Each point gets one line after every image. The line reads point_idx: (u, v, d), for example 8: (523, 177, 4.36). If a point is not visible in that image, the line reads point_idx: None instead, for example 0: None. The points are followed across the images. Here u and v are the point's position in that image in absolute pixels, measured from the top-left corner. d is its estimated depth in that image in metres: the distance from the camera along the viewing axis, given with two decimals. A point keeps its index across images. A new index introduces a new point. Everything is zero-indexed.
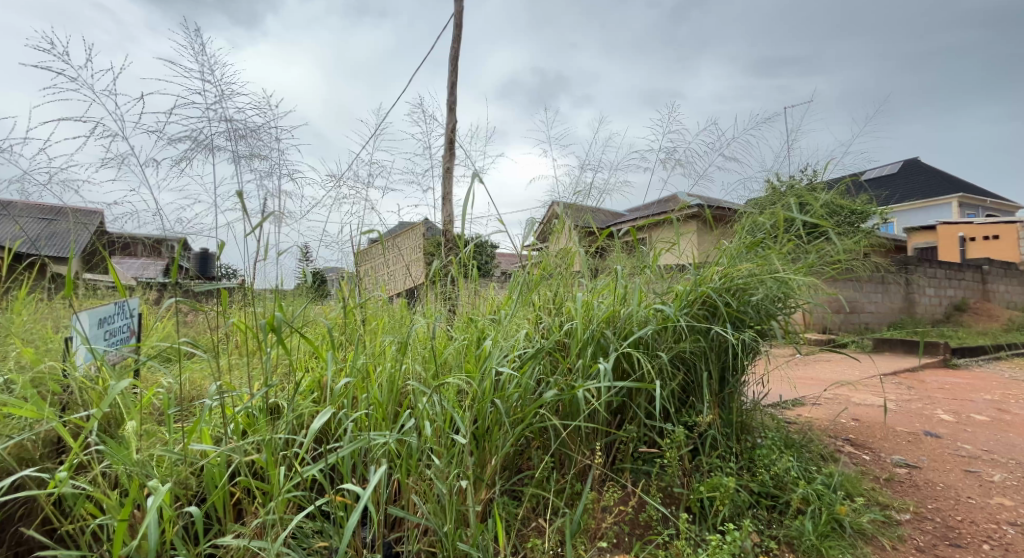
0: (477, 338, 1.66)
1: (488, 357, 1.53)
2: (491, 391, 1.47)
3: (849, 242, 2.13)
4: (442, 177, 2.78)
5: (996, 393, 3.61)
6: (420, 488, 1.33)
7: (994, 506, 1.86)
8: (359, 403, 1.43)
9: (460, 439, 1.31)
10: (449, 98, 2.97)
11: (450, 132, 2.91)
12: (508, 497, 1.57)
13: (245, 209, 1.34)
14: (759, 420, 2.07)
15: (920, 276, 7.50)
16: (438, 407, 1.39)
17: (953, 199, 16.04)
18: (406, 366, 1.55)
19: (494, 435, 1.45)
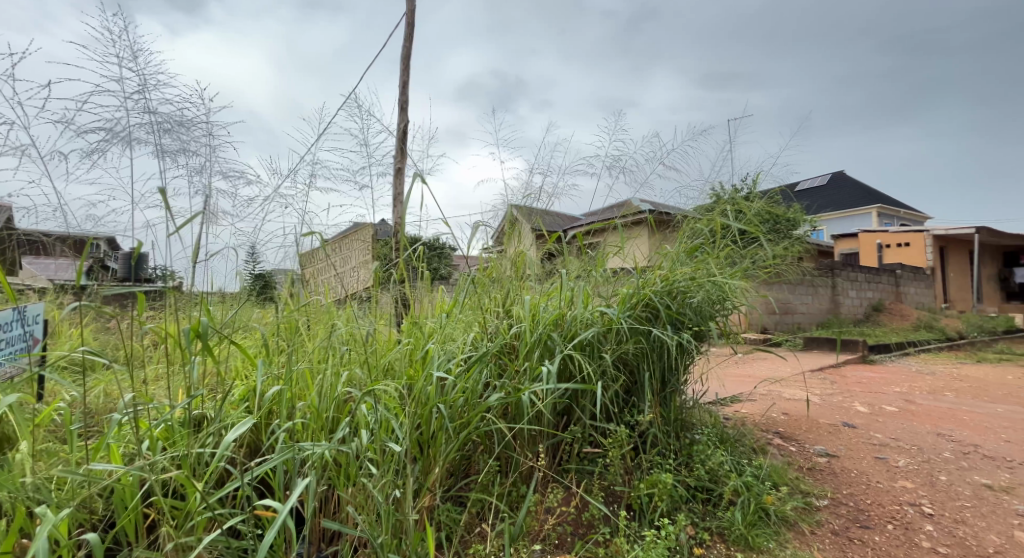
0: (422, 341, 1.64)
1: (432, 361, 1.52)
2: (436, 396, 1.46)
3: (779, 247, 2.27)
4: (392, 177, 2.75)
5: (905, 385, 3.94)
6: (356, 500, 1.29)
7: (899, 489, 2.03)
8: (294, 411, 1.38)
9: (397, 446, 1.28)
10: (400, 99, 2.94)
11: (401, 132, 2.87)
12: (452, 503, 1.57)
13: (168, 208, 1.27)
14: (696, 416, 2.16)
15: (844, 279, 8.07)
16: (377, 414, 1.37)
17: (872, 208, 17.37)
18: (347, 371, 1.52)
19: (437, 441, 1.44)
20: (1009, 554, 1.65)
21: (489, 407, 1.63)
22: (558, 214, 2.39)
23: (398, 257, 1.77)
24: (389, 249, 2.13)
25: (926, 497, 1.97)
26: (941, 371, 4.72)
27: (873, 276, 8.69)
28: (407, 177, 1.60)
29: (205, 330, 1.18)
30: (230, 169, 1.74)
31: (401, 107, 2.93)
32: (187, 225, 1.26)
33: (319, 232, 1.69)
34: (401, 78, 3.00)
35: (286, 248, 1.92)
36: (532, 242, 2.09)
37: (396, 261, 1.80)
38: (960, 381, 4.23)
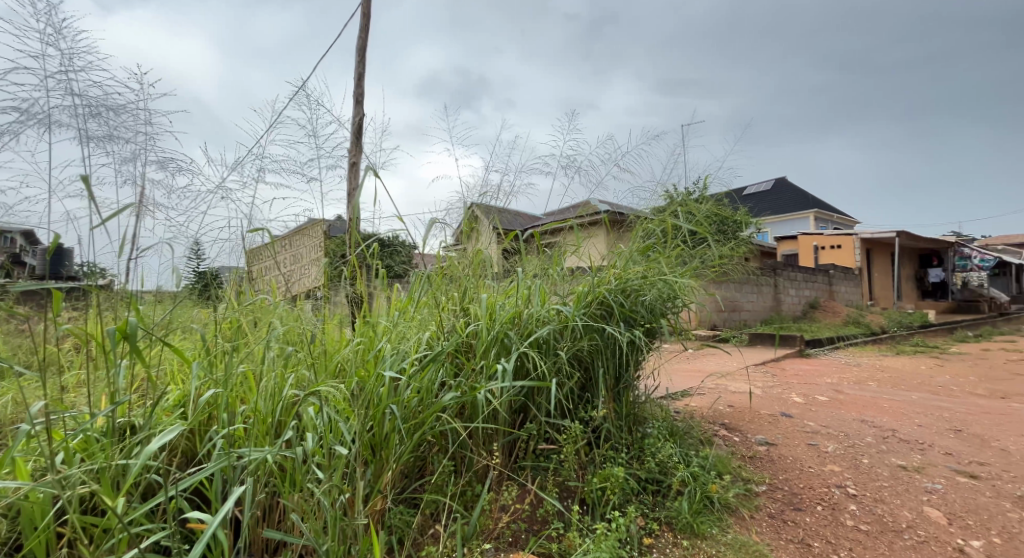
0: (375, 340, 1.63)
1: (383, 361, 1.51)
2: (388, 397, 1.45)
3: (725, 247, 2.39)
4: (347, 172, 2.71)
5: (836, 377, 4.23)
6: (302, 506, 1.27)
7: (828, 472, 2.19)
8: (235, 416, 1.35)
9: (344, 450, 1.27)
10: (355, 91, 2.90)
11: (357, 126, 2.83)
12: (405, 505, 1.57)
13: (93, 200, 1.20)
14: (648, 411, 2.25)
15: (785, 278, 8.53)
16: (324, 417, 1.34)
17: (811, 212, 18.40)
18: (294, 372, 1.49)
19: (389, 443, 1.43)
20: (921, 528, 1.81)
21: (445, 407, 1.64)
22: (518, 212, 2.42)
23: (351, 253, 1.74)
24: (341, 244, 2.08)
25: (851, 479, 2.13)
26: (867, 363, 5.10)
27: (811, 276, 9.23)
28: (361, 171, 1.58)
29: (131, 331, 1.12)
30: (166, 159, 1.66)
31: (356, 100, 2.88)
32: (114, 217, 1.20)
33: (266, 229, 1.66)
34: (356, 69, 2.96)
35: (233, 245, 1.84)
36: (496, 241, 2.13)
37: (351, 258, 1.77)
38: (885, 372, 4.57)
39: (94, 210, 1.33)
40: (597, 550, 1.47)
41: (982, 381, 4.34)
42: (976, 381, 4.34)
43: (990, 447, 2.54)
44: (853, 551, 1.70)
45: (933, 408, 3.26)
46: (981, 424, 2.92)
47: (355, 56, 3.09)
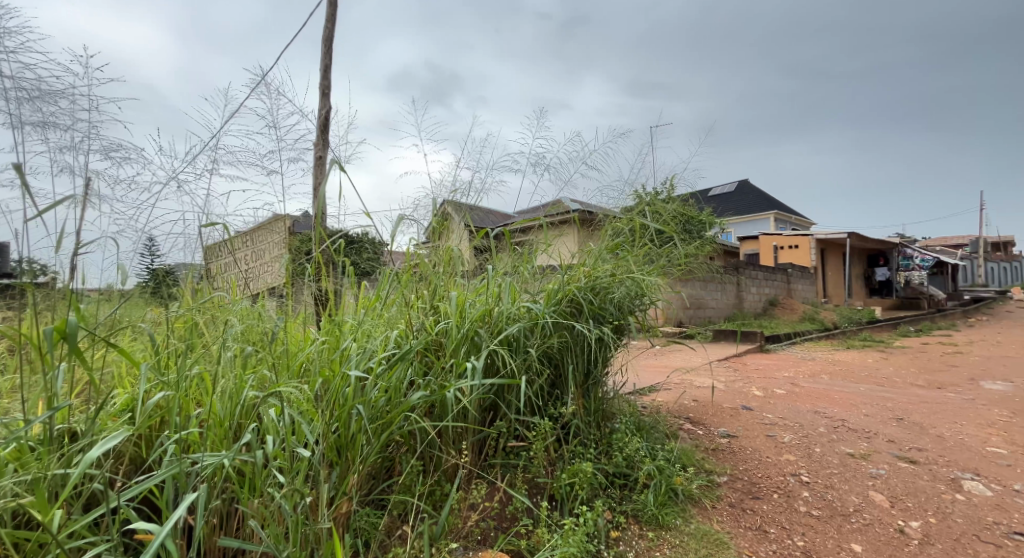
0: (341, 339, 1.62)
1: (349, 360, 1.49)
2: (354, 397, 1.44)
3: (690, 246, 2.47)
4: (314, 167, 2.67)
5: (793, 370, 4.42)
6: (261, 512, 1.25)
7: (784, 462, 2.30)
8: (189, 420, 1.31)
9: (306, 451, 1.25)
10: (322, 83, 2.86)
11: (324, 119, 2.80)
12: (372, 507, 1.55)
13: (26, 190, 1.12)
14: (616, 406, 2.31)
15: (747, 276, 8.82)
16: (286, 418, 1.32)
17: (772, 213, 19.05)
18: (254, 373, 1.45)
19: (355, 444, 1.42)
20: (867, 512, 1.92)
21: (413, 406, 1.63)
22: (490, 210, 2.44)
23: (317, 249, 1.71)
24: (307, 239, 2.05)
25: (805, 468, 2.24)
26: (821, 357, 5.34)
27: (771, 274, 9.57)
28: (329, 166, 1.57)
29: (71, 331, 1.07)
30: (111, 146, 1.57)
31: (324, 94, 2.84)
32: (51, 209, 1.14)
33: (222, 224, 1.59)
34: (322, 61, 2.91)
35: (191, 241, 1.77)
36: (467, 238, 2.14)
37: (318, 255, 1.75)
38: (837, 365, 4.80)
39: (29, 201, 1.24)
40: (564, 545, 1.50)
41: (924, 373, 4.62)
42: (918, 372, 4.62)
43: (928, 434, 2.72)
44: (806, 535, 1.79)
45: (879, 398, 3.46)
46: (922, 413, 3.11)
47: (322, 47, 3.05)
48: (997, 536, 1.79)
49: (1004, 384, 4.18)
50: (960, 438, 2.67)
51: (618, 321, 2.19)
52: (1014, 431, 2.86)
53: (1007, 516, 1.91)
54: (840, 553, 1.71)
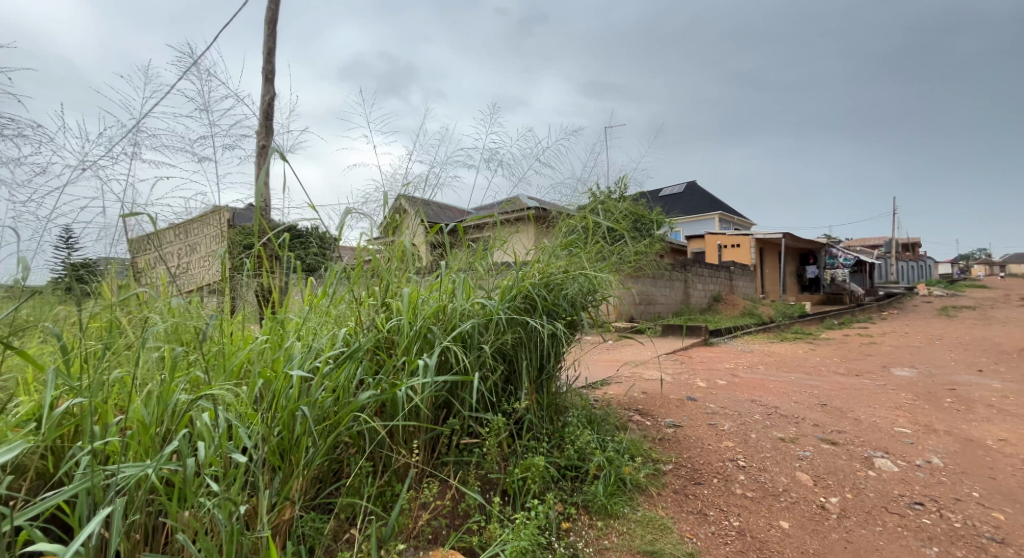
0: (285, 338, 1.57)
1: (292, 359, 1.46)
2: (299, 398, 1.41)
3: (639, 243, 2.57)
4: (258, 157, 2.59)
5: (733, 362, 4.68)
6: (192, 523, 1.19)
7: (723, 448, 2.44)
8: (108, 428, 1.23)
9: (243, 456, 1.21)
10: (267, 68, 2.77)
11: (270, 107, 2.72)
12: (319, 511, 1.53)
13: None
14: (568, 400, 2.38)
15: (693, 273, 9.20)
16: (221, 421, 1.26)
17: (717, 213, 19.91)
18: (185, 374, 1.38)
19: (300, 446, 1.39)
20: (794, 491, 2.08)
21: (363, 406, 1.62)
22: (445, 206, 2.45)
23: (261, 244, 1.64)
24: (248, 233, 1.97)
25: (741, 452, 2.39)
26: (758, 349, 5.67)
27: (715, 271, 10.03)
28: (276, 157, 1.53)
29: None
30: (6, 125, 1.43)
31: (268, 81, 2.76)
32: None
33: (145, 213, 1.40)
34: (266, 44, 2.82)
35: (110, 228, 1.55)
36: (421, 233, 2.15)
37: (263, 249, 1.68)
38: (772, 357, 5.10)
39: None
40: (515, 539, 1.53)
41: (845, 362, 4.99)
42: (841, 362, 5.00)
43: (847, 417, 2.96)
44: (741, 516, 1.92)
45: (807, 386, 3.72)
46: (842, 398, 3.38)
47: (267, 30, 2.95)
48: (902, 507, 1.99)
49: (911, 370, 4.59)
50: (873, 420, 2.93)
51: (571, 317, 2.25)
52: (918, 412, 3.15)
53: (910, 489, 2.12)
54: (770, 530, 1.84)
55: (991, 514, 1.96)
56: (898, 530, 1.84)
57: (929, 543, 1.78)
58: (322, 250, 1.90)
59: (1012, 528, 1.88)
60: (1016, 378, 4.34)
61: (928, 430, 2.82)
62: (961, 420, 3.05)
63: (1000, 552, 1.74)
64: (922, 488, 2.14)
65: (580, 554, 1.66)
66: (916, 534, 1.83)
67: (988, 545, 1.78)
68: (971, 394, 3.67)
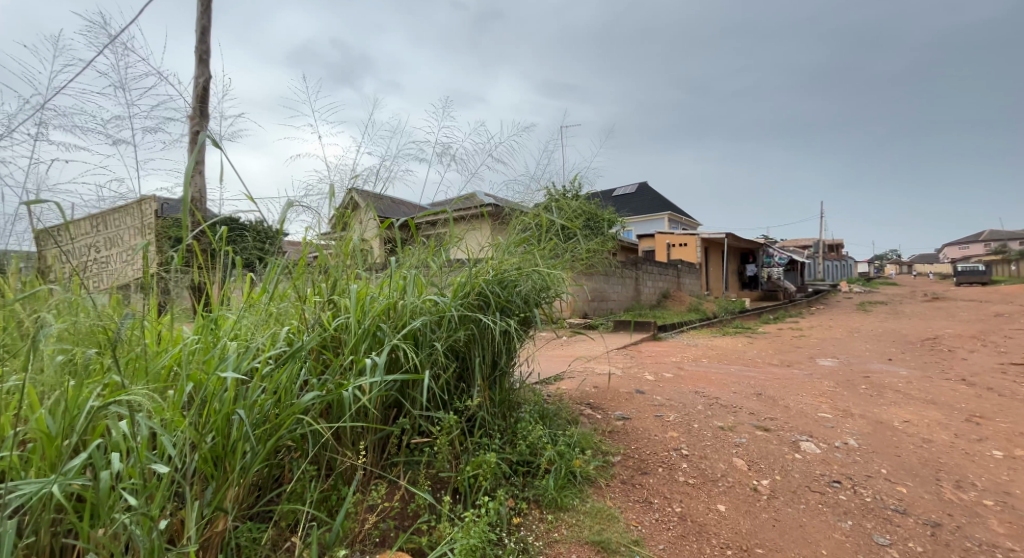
0: (218, 337, 1.49)
1: (225, 360, 1.39)
2: (233, 401, 1.34)
3: (592, 241, 2.61)
4: (191, 143, 2.44)
5: (679, 356, 4.85)
6: (106, 540, 1.12)
7: (668, 438, 2.52)
8: (7, 439, 1.12)
9: (165, 466, 1.14)
10: (199, 48, 2.62)
11: (204, 92, 2.57)
12: (257, 520, 1.47)
13: None
14: (521, 395, 2.39)
15: (643, 270, 9.46)
16: (141, 428, 1.19)
17: (666, 212, 20.56)
18: (99, 378, 1.28)
19: (236, 453, 1.33)
20: (731, 475, 2.18)
21: (307, 408, 1.57)
22: (398, 200, 2.40)
23: (192, 237, 1.55)
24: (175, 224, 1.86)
25: (685, 441, 2.48)
26: (703, 343, 5.90)
27: (664, 268, 10.36)
28: (209, 144, 1.44)
29: None
30: None
31: (203, 63, 2.62)
32: None
33: (52, 201, 1.29)
34: (199, 23, 2.67)
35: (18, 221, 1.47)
36: (373, 227, 2.10)
37: (195, 244, 1.58)
38: (714, 350, 5.33)
39: None
40: (464, 537, 1.53)
41: (777, 353, 5.29)
42: (775, 353, 5.29)
43: (778, 405, 3.13)
44: (683, 502, 2.00)
45: (745, 377, 3.91)
46: (775, 387, 3.57)
47: (201, 9, 2.79)
48: (822, 485, 2.12)
49: (833, 360, 4.92)
50: (801, 407, 3.11)
51: (525, 314, 2.26)
52: (838, 397, 3.38)
53: (829, 468, 2.27)
54: (708, 514, 1.92)
55: (897, 488, 2.13)
56: (819, 506, 1.97)
57: (845, 517, 1.91)
58: (262, 245, 1.84)
59: (913, 500, 2.05)
60: (919, 365, 4.74)
61: (846, 414, 3.03)
62: (873, 404, 3.30)
63: (902, 522, 1.89)
64: (841, 467, 2.29)
65: (529, 547, 1.68)
66: (834, 509, 1.96)
67: (892, 516, 1.93)
68: (882, 381, 3.98)
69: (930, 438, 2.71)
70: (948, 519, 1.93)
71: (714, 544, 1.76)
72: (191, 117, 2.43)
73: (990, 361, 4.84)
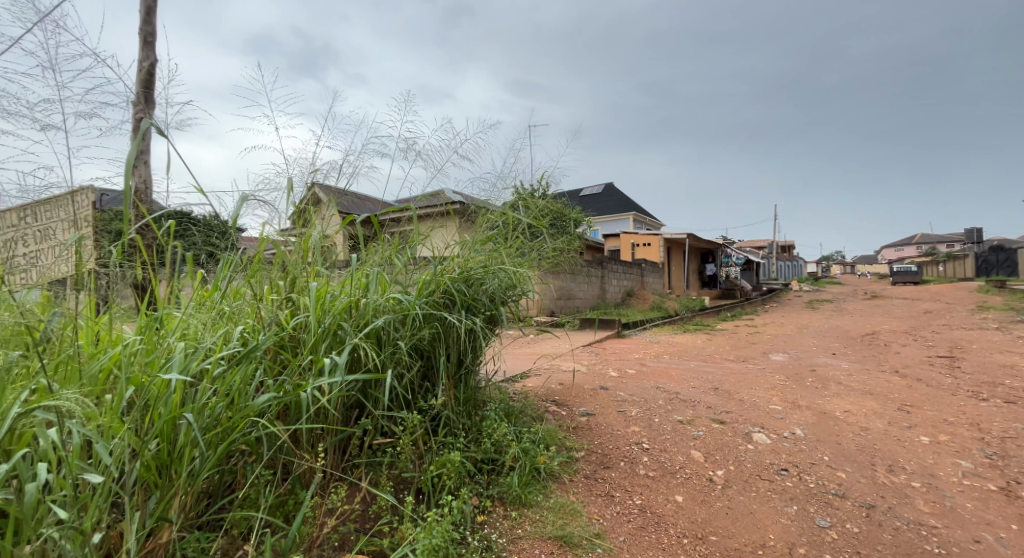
0: (162, 338, 1.43)
1: (171, 361, 1.34)
2: (180, 405, 1.30)
3: (558, 240, 2.64)
4: (132, 132, 2.33)
5: (642, 352, 4.96)
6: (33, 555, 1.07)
7: (630, 432, 2.58)
8: None
9: (99, 475, 1.10)
10: (142, 31, 2.51)
11: (149, 77, 2.47)
12: (207, 528, 1.43)
13: None
14: (487, 394, 2.40)
15: (608, 269, 9.62)
16: (73, 436, 1.14)
17: (631, 213, 20.95)
18: (26, 383, 1.22)
19: (183, 459, 1.28)
20: (688, 467, 2.24)
21: (263, 409, 1.53)
22: (360, 195, 2.36)
23: (134, 231, 1.48)
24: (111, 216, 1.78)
25: (646, 436, 2.54)
26: (664, 339, 6.05)
27: (629, 267, 10.55)
28: (154, 132, 1.38)
29: None
30: None
31: (146, 45, 2.51)
32: None
33: None
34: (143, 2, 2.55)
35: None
36: (335, 223, 2.07)
37: (137, 239, 1.51)
38: (675, 347, 5.46)
39: None
40: (427, 537, 1.52)
41: (734, 349, 5.48)
42: (731, 349, 5.47)
43: (733, 398, 3.24)
44: (643, 494, 2.04)
45: (703, 372, 4.03)
46: (731, 382, 3.70)
47: None
48: (771, 473, 2.21)
49: (784, 355, 5.14)
50: (754, 400, 3.24)
51: (491, 312, 2.26)
52: (787, 390, 3.53)
53: (778, 457, 2.37)
54: (667, 505, 1.98)
55: (837, 473, 2.25)
56: (768, 493, 2.05)
57: (791, 502, 2.00)
58: (211, 241, 1.79)
59: (851, 484, 2.16)
60: (858, 359, 5.01)
61: (794, 406, 3.16)
62: (818, 395, 3.46)
63: (841, 505, 2.00)
64: (788, 455, 2.40)
65: (493, 545, 1.68)
66: (782, 496, 2.05)
67: (833, 500, 2.03)
68: (827, 374, 4.18)
69: (868, 426, 2.86)
70: (881, 500, 2.04)
71: (671, 534, 1.81)
72: (134, 103, 2.33)
73: (920, 354, 5.16)
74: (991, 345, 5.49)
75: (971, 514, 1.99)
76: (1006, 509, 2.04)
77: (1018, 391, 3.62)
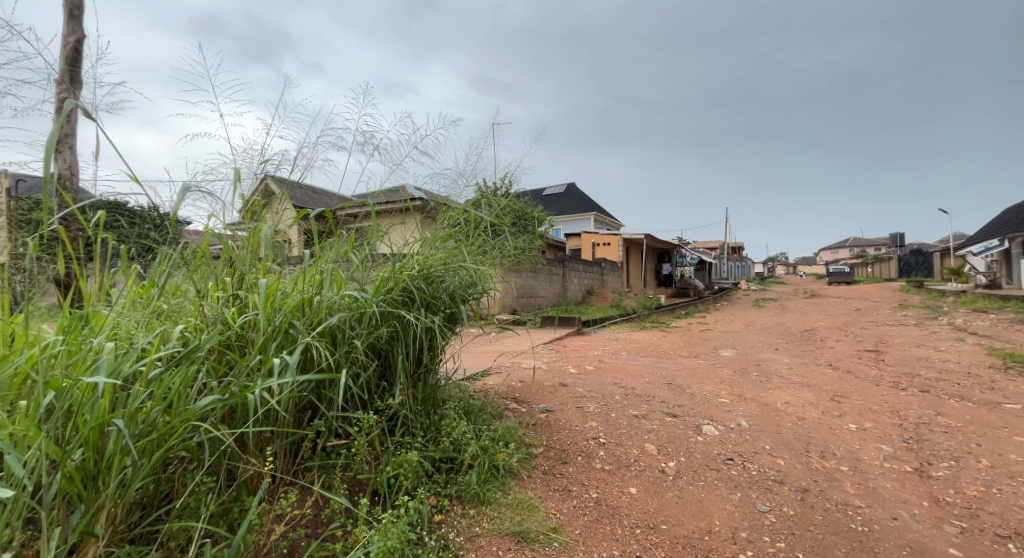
0: (88, 338, 1.37)
1: (97, 364, 1.29)
2: (109, 409, 1.24)
3: (519, 239, 2.66)
4: (58, 115, 2.19)
5: (600, 349, 5.07)
6: None
7: (587, 428, 2.64)
8: None
9: (9, 490, 1.05)
10: (69, 5, 2.35)
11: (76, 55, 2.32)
12: (140, 541, 1.37)
13: None
14: (446, 393, 2.40)
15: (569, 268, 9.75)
16: None
17: (592, 213, 21.30)
18: None
19: (111, 469, 1.24)
20: (642, 460, 2.32)
21: (206, 413, 1.48)
22: (315, 189, 2.31)
23: (55, 224, 1.40)
24: (29, 205, 1.66)
25: (602, 430, 2.61)
26: (622, 337, 6.20)
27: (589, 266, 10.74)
28: (83, 114, 1.30)
29: None
30: None
31: (72, 18, 2.35)
32: None
33: None
34: None
35: None
36: (288, 217, 2.02)
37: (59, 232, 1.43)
38: (632, 344, 5.62)
39: None
40: (381, 539, 1.51)
41: (686, 346, 5.68)
42: (684, 346, 5.67)
43: (685, 393, 3.37)
44: (599, 487, 2.10)
45: (657, 368, 4.16)
46: (684, 377, 3.84)
47: None
48: (718, 463, 2.32)
49: (732, 350, 5.37)
50: (704, 393, 3.37)
51: (451, 309, 2.26)
52: (734, 384, 3.70)
53: (725, 448, 2.49)
54: (621, 497, 2.05)
55: (777, 461, 2.38)
56: (715, 482, 2.15)
57: (735, 490, 2.10)
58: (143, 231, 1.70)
59: (789, 470, 2.30)
60: (799, 353, 5.29)
61: (740, 398, 3.32)
62: (762, 388, 3.64)
63: (779, 490, 2.12)
64: (734, 445, 2.52)
65: (450, 544, 1.69)
66: (727, 484, 2.15)
67: (772, 485, 2.15)
68: (771, 368, 4.40)
69: (804, 416, 3.04)
70: (814, 484, 2.18)
71: (625, 525, 1.88)
72: (59, 83, 2.18)
73: (850, 348, 5.52)
74: (914, 339, 5.93)
75: (891, 494, 2.16)
76: (919, 487, 2.23)
77: (933, 380, 3.93)
